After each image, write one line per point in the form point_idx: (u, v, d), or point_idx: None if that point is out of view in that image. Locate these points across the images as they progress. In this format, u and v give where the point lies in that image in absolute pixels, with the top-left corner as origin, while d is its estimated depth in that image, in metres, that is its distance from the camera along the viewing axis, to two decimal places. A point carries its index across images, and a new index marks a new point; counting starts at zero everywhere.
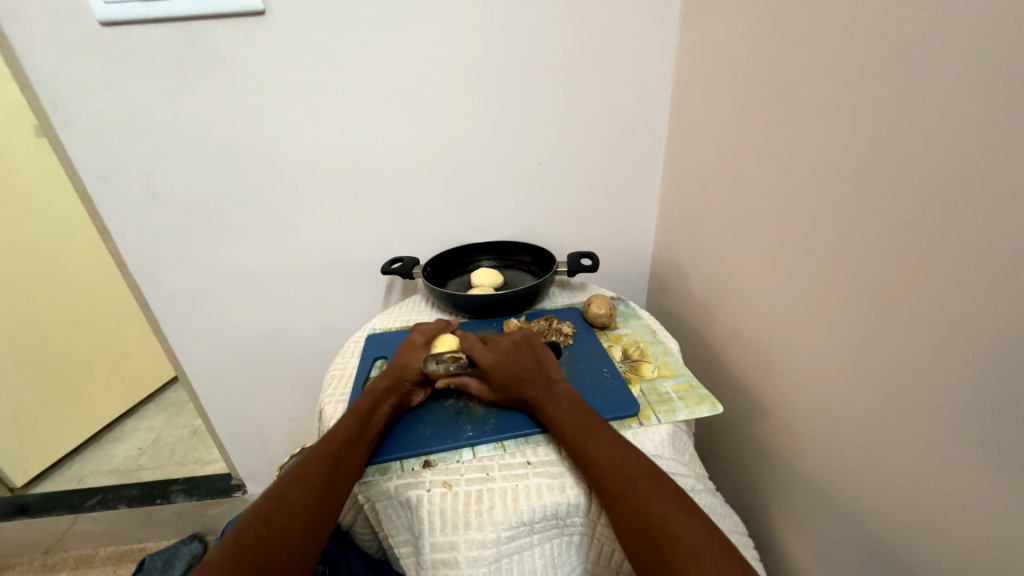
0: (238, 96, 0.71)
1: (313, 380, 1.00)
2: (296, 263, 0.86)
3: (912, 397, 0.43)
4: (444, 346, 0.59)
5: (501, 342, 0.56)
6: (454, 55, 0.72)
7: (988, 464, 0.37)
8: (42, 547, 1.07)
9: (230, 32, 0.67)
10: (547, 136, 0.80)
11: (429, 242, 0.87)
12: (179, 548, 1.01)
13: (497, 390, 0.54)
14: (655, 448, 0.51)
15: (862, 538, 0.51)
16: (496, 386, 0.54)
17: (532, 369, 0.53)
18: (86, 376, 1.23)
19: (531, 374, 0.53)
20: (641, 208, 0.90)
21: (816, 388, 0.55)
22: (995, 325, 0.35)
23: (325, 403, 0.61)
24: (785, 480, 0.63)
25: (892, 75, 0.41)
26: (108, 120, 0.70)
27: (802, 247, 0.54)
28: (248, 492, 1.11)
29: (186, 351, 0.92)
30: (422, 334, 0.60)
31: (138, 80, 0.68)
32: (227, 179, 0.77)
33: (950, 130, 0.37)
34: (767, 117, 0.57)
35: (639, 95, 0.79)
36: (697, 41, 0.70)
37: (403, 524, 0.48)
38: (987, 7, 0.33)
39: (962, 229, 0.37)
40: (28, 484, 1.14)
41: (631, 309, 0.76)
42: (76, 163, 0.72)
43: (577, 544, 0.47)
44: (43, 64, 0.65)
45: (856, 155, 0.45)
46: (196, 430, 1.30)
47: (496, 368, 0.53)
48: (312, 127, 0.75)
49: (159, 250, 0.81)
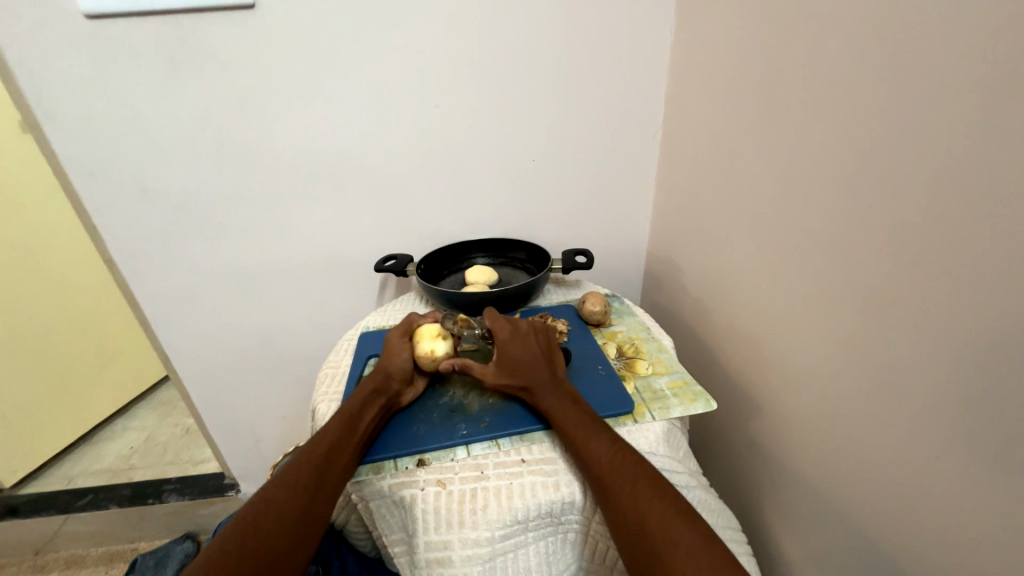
0: (228, 91, 0.70)
1: (306, 378, 0.99)
2: (289, 261, 0.85)
3: (905, 395, 0.43)
4: (428, 334, 0.56)
5: (520, 324, 0.57)
6: (448, 51, 0.71)
7: (981, 461, 0.37)
8: (32, 548, 1.05)
9: (221, 26, 0.65)
10: (542, 133, 0.79)
11: (424, 239, 0.87)
12: (172, 548, 1.00)
13: (499, 373, 0.53)
14: (650, 445, 0.51)
15: (853, 534, 0.51)
16: (499, 369, 0.53)
17: (529, 357, 0.53)
18: (75, 375, 1.21)
19: (526, 368, 0.52)
20: (636, 206, 0.90)
21: (809, 386, 0.55)
22: (987, 323, 0.35)
23: (318, 402, 0.60)
24: (779, 477, 0.63)
25: (889, 73, 0.40)
26: (94, 115, 0.68)
27: (796, 245, 0.54)
28: (241, 491, 1.10)
29: (177, 350, 0.91)
30: (399, 329, 0.59)
31: (126, 75, 0.67)
32: (218, 176, 0.76)
33: (946, 129, 0.37)
34: (762, 114, 0.57)
35: (634, 92, 0.78)
36: (692, 37, 0.70)
37: (397, 523, 0.48)
38: (981, 7, 0.33)
39: (956, 228, 0.37)
40: (17, 485, 1.12)
41: (626, 306, 0.76)
42: (62, 160, 0.71)
43: (572, 542, 0.47)
44: (28, 57, 0.63)
45: (851, 153, 0.45)
46: (189, 429, 1.29)
47: (505, 341, 0.54)
48: (304, 124, 0.74)
49: (148, 248, 0.80)
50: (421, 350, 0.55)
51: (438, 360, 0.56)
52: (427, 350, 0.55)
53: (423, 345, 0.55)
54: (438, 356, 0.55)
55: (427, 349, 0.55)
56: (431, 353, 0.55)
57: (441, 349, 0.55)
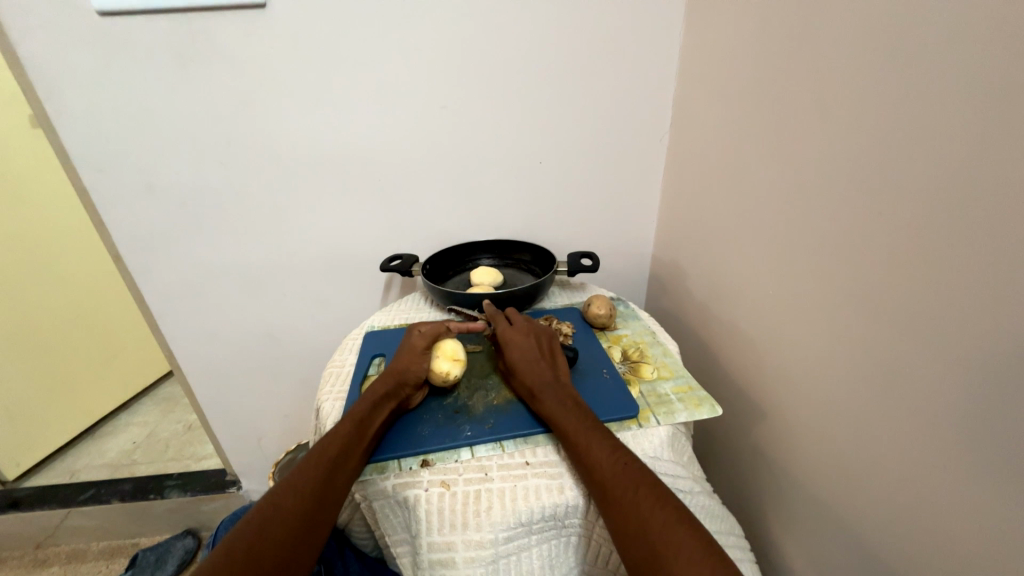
0: (237, 89, 0.70)
1: (310, 377, 0.99)
2: (295, 259, 0.86)
3: (908, 403, 0.43)
4: (448, 353, 0.56)
5: (522, 333, 0.58)
6: (457, 54, 0.71)
7: (983, 470, 0.37)
8: (34, 541, 1.06)
9: (231, 24, 0.66)
10: (550, 135, 0.80)
11: (431, 240, 0.87)
12: (173, 544, 1.03)
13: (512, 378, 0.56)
14: (655, 449, 0.51)
15: (854, 542, 0.51)
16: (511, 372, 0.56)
17: (544, 360, 0.55)
18: (80, 369, 1.22)
19: (542, 364, 0.55)
20: (641, 209, 0.90)
21: (812, 394, 0.55)
22: (991, 331, 0.35)
23: (322, 401, 0.60)
24: (781, 483, 0.63)
25: (899, 77, 0.40)
26: (105, 111, 0.69)
27: (800, 253, 0.54)
28: (243, 488, 1.11)
29: (182, 346, 0.91)
30: (424, 338, 0.57)
31: (137, 71, 0.67)
32: (226, 173, 0.76)
33: (956, 132, 0.36)
34: (768, 119, 0.57)
35: (642, 96, 0.78)
36: (701, 42, 0.70)
37: (399, 523, 0.48)
38: (986, 17, 0.33)
39: (961, 235, 0.37)
40: (20, 478, 1.13)
41: (631, 310, 0.76)
42: (72, 155, 0.71)
43: (575, 545, 0.47)
44: (39, 52, 0.64)
45: (858, 156, 0.45)
46: (192, 425, 1.30)
47: (512, 340, 0.57)
48: (314, 123, 0.74)
49: (156, 245, 0.80)
50: (437, 367, 0.55)
51: (451, 380, 0.56)
52: (442, 370, 0.55)
53: (440, 363, 0.55)
54: (452, 377, 0.56)
55: (442, 369, 0.55)
56: (446, 373, 0.55)
57: (456, 373, 0.56)
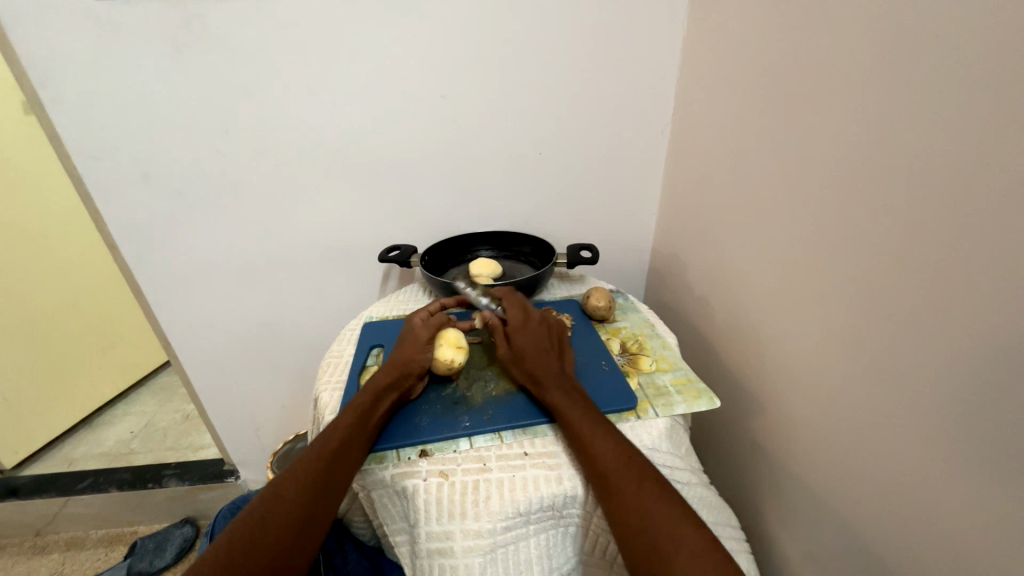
0: (233, 75, 0.69)
1: (309, 368, 0.99)
2: (293, 250, 0.85)
3: (904, 398, 0.43)
4: (451, 342, 0.56)
5: (529, 319, 0.58)
6: (459, 43, 0.71)
7: (977, 464, 0.37)
8: (32, 529, 1.06)
9: (227, 11, 0.65)
10: (550, 126, 0.79)
11: (430, 231, 0.87)
12: (171, 532, 1.04)
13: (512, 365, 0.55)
14: (653, 441, 0.51)
15: (848, 534, 0.52)
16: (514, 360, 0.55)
17: (549, 349, 0.55)
18: (77, 358, 1.21)
19: (546, 353, 0.55)
20: (641, 202, 0.89)
21: (809, 389, 0.55)
22: (987, 326, 0.35)
23: (320, 391, 0.60)
24: (777, 476, 0.64)
25: (902, 69, 0.40)
26: (98, 97, 0.68)
27: (799, 248, 0.54)
28: (241, 478, 1.11)
29: (178, 336, 0.91)
30: (427, 326, 0.57)
31: (130, 57, 0.66)
32: (222, 162, 0.75)
33: (958, 126, 0.36)
34: (770, 112, 0.56)
35: (643, 86, 0.77)
36: (703, 32, 0.69)
37: (398, 513, 0.48)
38: (988, 11, 0.33)
39: (959, 230, 0.36)
40: (18, 466, 1.13)
41: (630, 302, 0.76)
42: (66, 142, 0.70)
43: (573, 535, 0.47)
44: (32, 37, 0.62)
45: (859, 150, 0.45)
46: (189, 415, 1.30)
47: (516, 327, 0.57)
48: (312, 112, 0.73)
49: (151, 233, 0.79)
50: (440, 355, 0.55)
51: (455, 367, 0.56)
52: (446, 357, 0.55)
53: (444, 351, 0.55)
54: (456, 364, 0.56)
55: (446, 357, 0.55)
56: (449, 361, 0.55)
57: (460, 360, 0.56)
